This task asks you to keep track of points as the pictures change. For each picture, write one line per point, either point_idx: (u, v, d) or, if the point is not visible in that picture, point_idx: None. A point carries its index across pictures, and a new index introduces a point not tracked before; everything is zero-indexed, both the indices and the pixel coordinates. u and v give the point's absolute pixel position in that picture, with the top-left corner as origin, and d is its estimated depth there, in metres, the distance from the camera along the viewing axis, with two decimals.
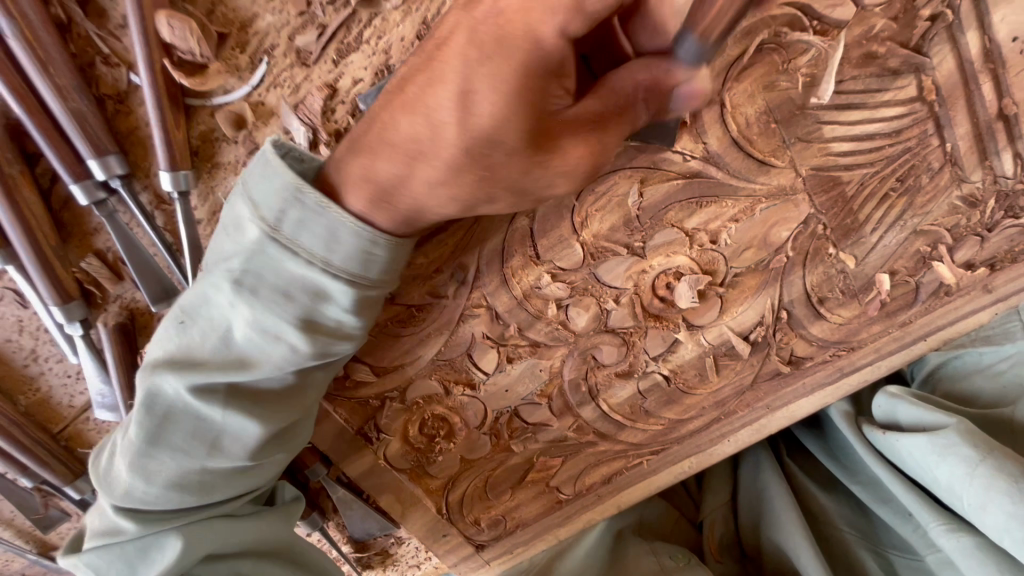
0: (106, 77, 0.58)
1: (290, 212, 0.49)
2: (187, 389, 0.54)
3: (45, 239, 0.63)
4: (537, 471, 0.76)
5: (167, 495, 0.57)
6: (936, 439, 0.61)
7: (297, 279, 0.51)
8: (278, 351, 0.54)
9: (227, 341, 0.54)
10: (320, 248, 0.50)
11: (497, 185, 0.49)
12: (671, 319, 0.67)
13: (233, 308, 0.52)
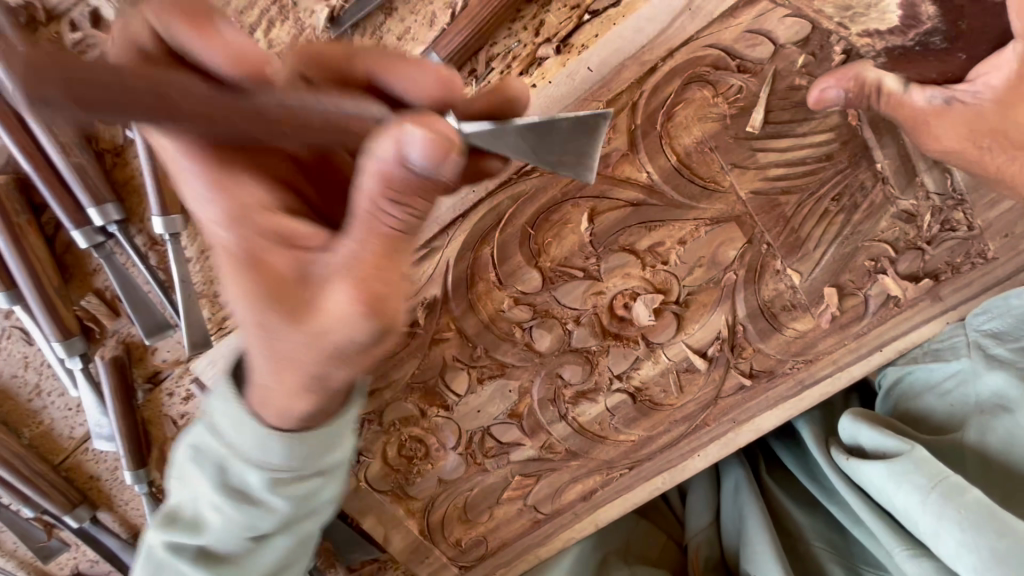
0: (105, 134, 0.65)
1: (239, 420, 0.48)
2: (164, 548, 0.56)
3: (49, 281, 0.68)
4: (514, 489, 0.79)
5: None
6: (892, 468, 0.63)
7: (234, 476, 0.51)
8: (247, 510, 0.52)
9: (202, 491, 0.53)
10: (245, 445, 0.48)
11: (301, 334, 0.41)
12: (631, 337, 0.70)
13: (203, 459, 0.52)
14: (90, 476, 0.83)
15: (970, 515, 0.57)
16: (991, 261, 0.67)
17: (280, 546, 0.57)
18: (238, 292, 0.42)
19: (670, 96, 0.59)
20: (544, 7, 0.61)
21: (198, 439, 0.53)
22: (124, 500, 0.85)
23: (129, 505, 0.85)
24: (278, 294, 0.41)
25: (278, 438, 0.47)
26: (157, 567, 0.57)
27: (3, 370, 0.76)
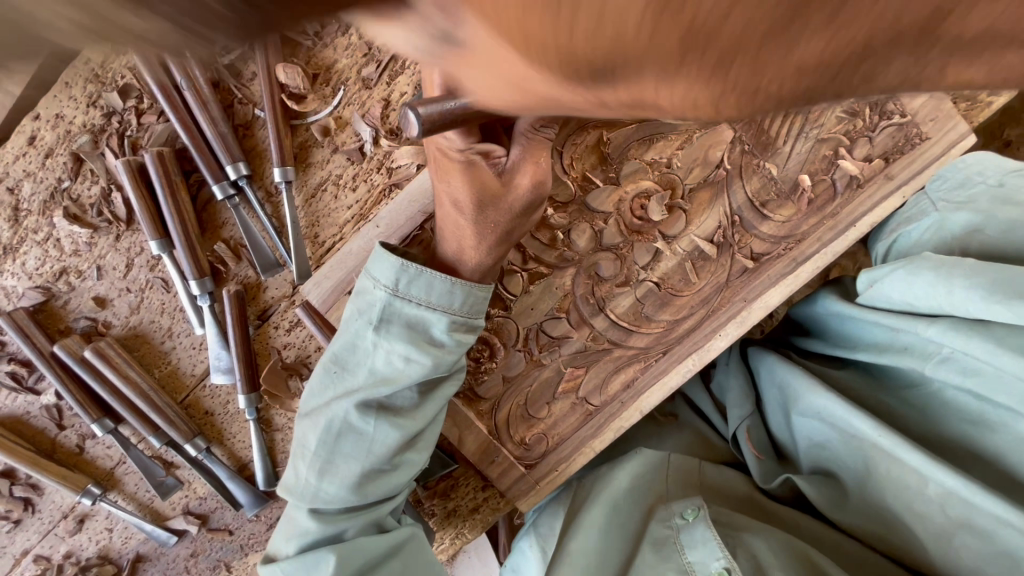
0: (240, 112, 0.88)
1: (435, 286, 0.76)
2: (351, 411, 0.77)
3: (192, 229, 0.89)
4: (567, 382, 0.92)
5: (342, 494, 0.79)
6: (908, 267, 0.79)
7: (413, 328, 0.77)
8: (430, 357, 0.77)
9: (392, 349, 0.76)
10: (423, 300, 0.76)
11: (499, 214, 0.73)
12: (650, 232, 0.87)
13: (395, 324, 0.76)
14: (207, 410, 0.98)
15: (974, 271, 0.71)
16: (926, 140, 0.85)
17: (439, 398, 0.82)
18: (459, 185, 0.70)
19: None
20: None
21: (388, 308, 0.76)
22: (234, 432, 0.99)
23: (238, 436, 1.00)
24: (489, 186, 0.70)
25: (461, 295, 0.77)
26: (342, 429, 0.78)
27: (144, 316, 0.95)
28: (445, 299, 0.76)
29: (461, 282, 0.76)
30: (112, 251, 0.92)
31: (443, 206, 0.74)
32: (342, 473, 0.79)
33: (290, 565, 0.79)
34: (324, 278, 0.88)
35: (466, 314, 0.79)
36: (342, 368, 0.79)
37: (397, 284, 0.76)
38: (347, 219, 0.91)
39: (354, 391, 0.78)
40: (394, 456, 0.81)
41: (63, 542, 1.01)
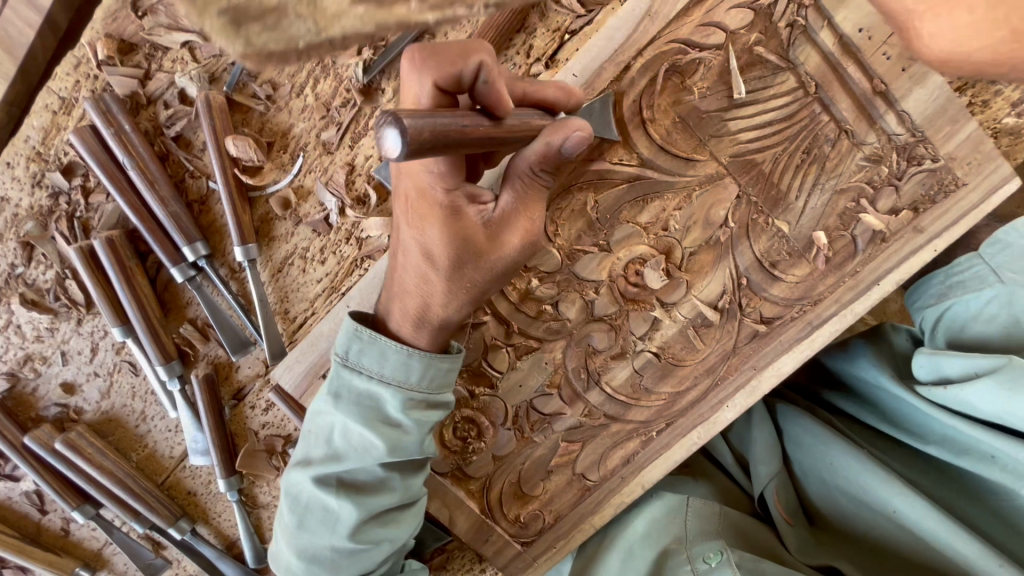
0: (194, 187, 0.81)
1: (386, 357, 0.68)
2: (310, 481, 0.71)
3: (154, 314, 0.83)
4: (561, 457, 0.86)
5: (310, 568, 0.73)
6: (1000, 379, 0.68)
7: (363, 398, 0.70)
8: (385, 439, 0.69)
9: (346, 424, 0.70)
10: (373, 370, 0.69)
11: (486, 283, 0.66)
12: (646, 300, 0.79)
13: (346, 394, 0.69)
14: (189, 491, 0.94)
15: None
16: (963, 187, 0.74)
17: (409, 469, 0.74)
18: (437, 236, 0.61)
19: (645, 85, 0.71)
20: (530, 33, 0.74)
21: (339, 378, 0.69)
22: (218, 511, 0.96)
23: (223, 515, 0.96)
24: (470, 239, 0.61)
25: (416, 367, 0.69)
26: (306, 500, 0.72)
27: (115, 400, 0.90)
28: (395, 373, 0.69)
29: (415, 355, 0.68)
30: (75, 335, 0.87)
31: (408, 257, 0.65)
32: (308, 547, 0.72)
33: None
34: (295, 362, 0.82)
35: (422, 389, 0.70)
36: (308, 443, 0.73)
37: (348, 353, 0.69)
38: (318, 293, 0.85)
39: (314, 458, 0.72)
40: (362, 540, 0.72)
41: None
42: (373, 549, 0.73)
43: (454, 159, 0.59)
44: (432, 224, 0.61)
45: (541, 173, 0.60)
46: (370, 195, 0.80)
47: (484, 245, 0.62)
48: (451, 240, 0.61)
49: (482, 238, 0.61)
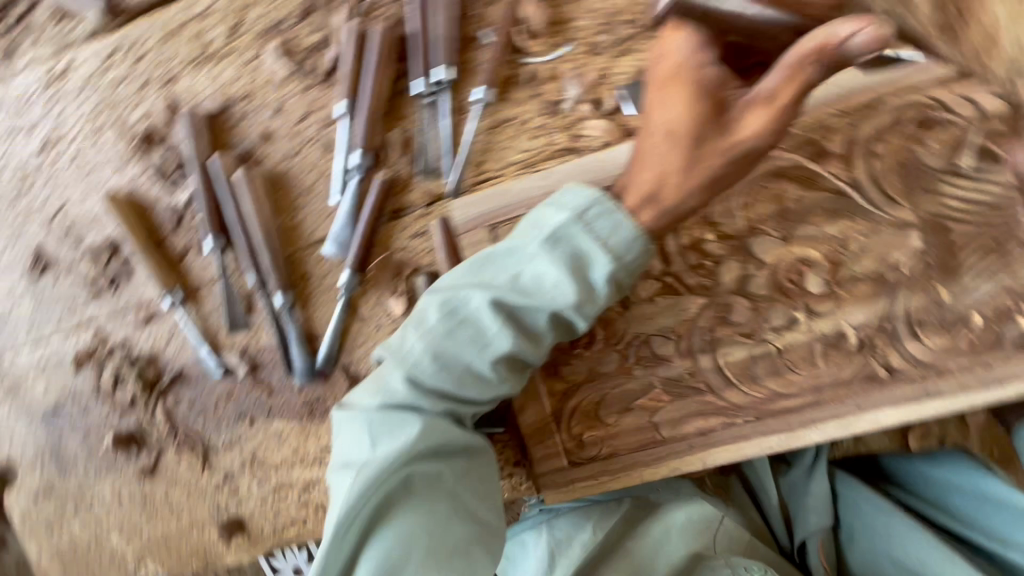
0: (470, 25, 0.91)
1: (619, 232, 0.73)
2: (482, 304, 0.76)
3: (379, 110, 0.92)
4: (648, 401, 0.90)
5: (438, 374, 0.77)
6: None
7: (575, 255, 0.74)
8: (577, 299, 0.74)
9: (547, 265, 0.74)
10: (599, 235, 0.73)
11: (719, 161, 0.73)
12: (795, 298, 0.85)
13: (563, 245, 0.74)
14: (305, 273, 1.01)
15: None
16: None
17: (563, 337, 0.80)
18: (679, 104, 0.72)
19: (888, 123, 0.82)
20: None
21: (565, 229, 0.73)
22: (317, 304, 1.01)
23: (320, 310, 1.01)
24: (701, 117, 0.71)
25: (635, 252, 0.74)
26: (465, 317, 0.76)
27: (293, 165, 0.98)
28: (618, 247, 0.73)
29: (641, 242, 0.74)
30: (296, 96, 0.96)
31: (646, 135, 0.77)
32: (444, 355, 0.77)
33: (370, 414, 0.76)
34: (473, 204, 0.92)
35: (626, 274, 0.76)
36: (488, 268, 0.78)
37: (585, 212, 0.74)
38: (516, 161, 0.92)
39: (493, 286, 0.76)
40: (494, 370, 0.78)
41: (127, 330, 1.07)
42: (497, 383, 0.78)
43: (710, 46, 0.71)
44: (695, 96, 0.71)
45: (810, 63, 0.65)
46: (607, 103, 0.88)
47: (723, 117, 0.71)
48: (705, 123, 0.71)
49: (721, 113, 0.71)
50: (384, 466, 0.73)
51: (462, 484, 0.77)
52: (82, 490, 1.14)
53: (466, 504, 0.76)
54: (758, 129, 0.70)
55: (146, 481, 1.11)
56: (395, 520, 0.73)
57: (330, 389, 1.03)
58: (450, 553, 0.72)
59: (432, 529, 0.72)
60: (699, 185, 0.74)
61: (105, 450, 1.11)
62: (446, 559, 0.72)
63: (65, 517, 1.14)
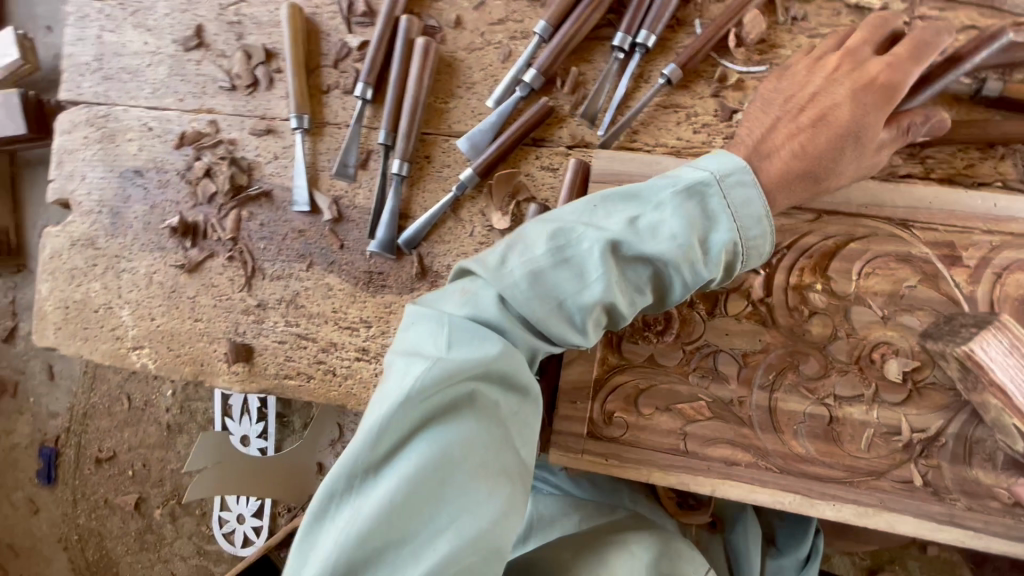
0: (686, 13, 0.97)
1: (750, 206, 0.77)
2: (599, 244, 0.74)
3: (572, 44, 0.96)
4: (689, 409, 0.91)
5: (533, 302, 0.74)
6: None
7: (705, 216, 0.76)
8: (694, 258, 0.75)
9: (676, 219, 0.75)
10: (733, 205, 0.77)
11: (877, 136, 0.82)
12: (868, 377, 0.87)
13: (694, 202, 0.76)
14: (431, 155, 1.04)
15: None
16: None
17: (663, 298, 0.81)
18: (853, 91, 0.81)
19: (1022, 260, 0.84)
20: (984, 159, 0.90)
21: (702, 188, 0.76)
22: (426, 187, 1.04)
23: (425, 195, 1.04)
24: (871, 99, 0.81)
25: (760, 231, 0.78)
26: (576, 254, 0.75)
27: (469, 59, 1.03)
28: (744, 221, 0.77)
29: (767, 224, 0.77)
30: (504, 3, 1.02)
31: (815, 106, 0.82)
32: (545, 285, 0.75)
33: (454, 324, 0.74)
34: (616, 160, 0.93)
35: (745, 250, 0.78)
36: (608, 214, 0.78)
37: (725, 177, 0.77)
38: (669, 145, 0.96)
39: (613, 231, 0.75)
40: (588, 313, 0.76)
41: (242, 132, 1.10)
42: (584, 325, 0.77)
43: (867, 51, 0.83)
44: (858, 75, 0.80)
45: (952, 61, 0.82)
46: None
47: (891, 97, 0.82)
48: (863, 106, 0.80)
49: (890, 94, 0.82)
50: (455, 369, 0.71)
51: (522, 406, 0.76)
52: (120, 256, 1.14)
53: (521, 433, 0.76)
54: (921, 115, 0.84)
55: (183, 275, 1.12)
56: (451, 428, 0.71)
57: (396, 269, 1.04)
58: (501, 467, 0.73)
59: (486, 444, 0.72)
60: (860, 159, 0.82)
61: (161, 229, 1.12)
62: (499, 472, 0.72)
63: (92, 272, 1.15)
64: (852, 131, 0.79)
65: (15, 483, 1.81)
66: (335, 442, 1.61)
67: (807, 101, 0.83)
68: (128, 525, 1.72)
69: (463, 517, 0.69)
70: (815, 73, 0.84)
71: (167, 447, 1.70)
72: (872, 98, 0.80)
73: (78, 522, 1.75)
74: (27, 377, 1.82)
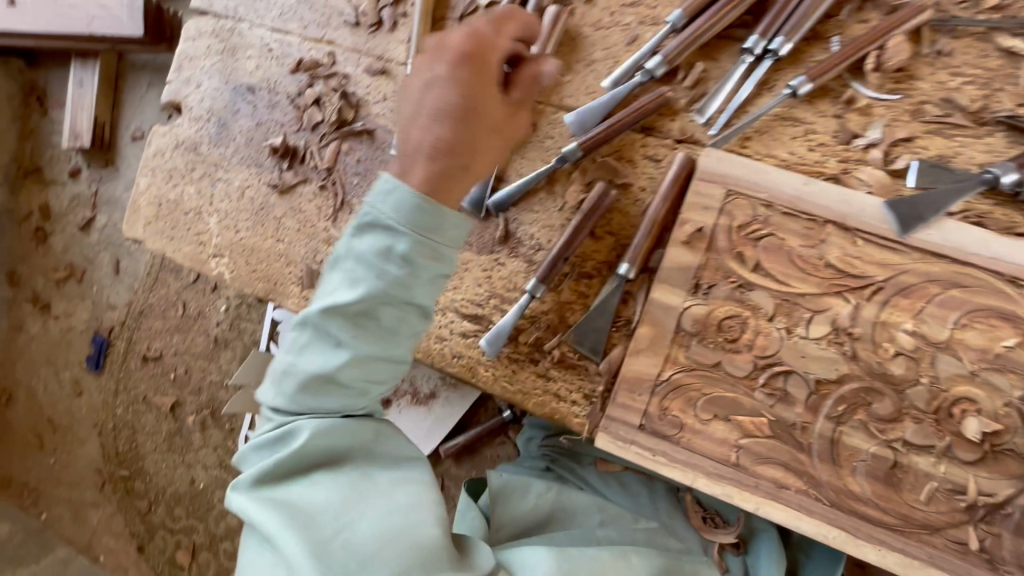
0: (827, 28, 0.95)
1: (405, 203, 0.81)
2: (314, 319, 0.83)
3: (704, 38, 0.95)
4: (748, 423, 0.90)
5: (297, 396, 0.84)
6: None
7: (391, 255, 0.81)
8: (400, 271, 0.81)
9: (366, 250, 0.82)
10: (417, 224, 0.81)
11: (481, 137, 0.87)
12: (943, 430, 0.84)
13: (380, 229, 0.82)
14: (537, 124, 1.05)
15: None
16: None
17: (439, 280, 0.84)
18: (451, 92, 0.85)
19: None
20: None
21: (375, 220, 0.82)
22: (526, 155, 1.05)
23: (523, 163, 1.05)
24: (483, 111, 0.86)
25: (449, 221, 0.82)
26: (309, 343, 0.84)
27: (594, 37, 1.03)
28: (417, 220, 0.80)
29: (430, 203, 0.81)
30: None
31: (454, 149, 0.85)
32: (314, 367, 0.82)
33: (258, 443, 0.85)
34: (726, 161, 0.92)
35: (419, 229, 0.81)
36: (313, 331, 0.84)
37: (381, 188, 0.83)
38: (780, 158, 0.95)
39: (331, 304, 0.81)
40: (382, 330, 0.83)
41: (357, 68, 1.12)
42: (375, 363, 0.83)
43: (466, 69, 0.87)
44: (476, 61, 0.86)
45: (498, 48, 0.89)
46: (896, 163, 0.91)
47: (478, 126, 0.87)
48: (467, 89, 0.85)
49: (476, 122, 0.87)
50: (267, 483, 0.82)
51: (366, 431, 0.85)
52: (218, 165, 1.19)
53: (366, 485, 0.81)
54: (485, 164, 0.88)
55: (274, 195, 1.15)
56: (291, 500, 0.80)
57: (481, 229, 1.06)
58: (370, 478, 0.82)
59: (332, 498, 0.80)
60: (479, 145, 0.87)
61: (262, 147, 1.16)
62: (366, 477, 0.82)
63: (190, 176, 1.20)
64: (467, 122, 0.85)
65: (65, 363, 1.91)
66: None
67: (459, 106, 0.86)
68: (161, 425, 1.80)
69: (353, 513, 0.78)
70: (441, 69, 0.87)
71: (211, 359, 1.77)
72: (473, 70, 0.86)
73: (115, 412, 1.84)
74: (94, 267, 1.91)
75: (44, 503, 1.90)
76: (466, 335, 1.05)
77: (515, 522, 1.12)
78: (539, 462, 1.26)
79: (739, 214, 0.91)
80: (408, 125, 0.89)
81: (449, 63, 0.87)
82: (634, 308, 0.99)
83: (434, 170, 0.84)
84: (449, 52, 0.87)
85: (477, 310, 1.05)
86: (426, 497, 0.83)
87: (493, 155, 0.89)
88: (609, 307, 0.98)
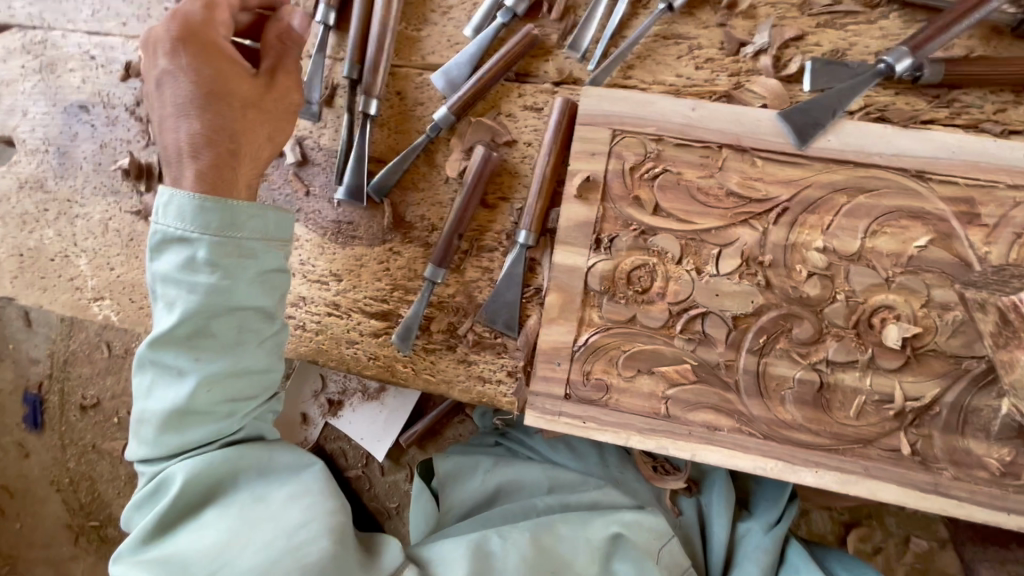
0: None
1: (187, 209, 0.74)
2: (146, 353, 0.76)
3: None
4: (672, 372, 0.86)
5: (159, 440, 0.77)
6: None
7: (192, 261, 0.73)
8: (210, 279, 0.73)
9: (169, 276, 0.74)
10: (209, 225, 0.74)
11: (250, 111, 0.82)
12: (866, 343, 0.81)
13: (175, 242, 0.74)
14: (404, 91, 0.94)
15: None
16: None
17: (276, 278, 0.80)
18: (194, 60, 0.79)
19: None
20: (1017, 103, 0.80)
21: (166, 241, 0.75)
22: (399, 128, 0.94)
23: (397, 137, 0.95)
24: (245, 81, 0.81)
25: (247, 209, 0.76)
26: (151, 384, 0.77)
27: None
28: (211, 223, 0.74)
29: (213, 200, 0.74)
30: None
31: (220, 128, 0.79)
32: (162, 406, 0.76)
33: (137, 503, 0.78)
34: (607, 99, 0.83)
35: (222, 231, 0.74)
36: (154, 367, 0.76)
37: (161, 209, 0.75)
38: (667, 83, 0.87)
39: (154, 339, 0.75)
40: (217, 348, 0.76)
41: None
42: (229, 379, 0.77)
43: (200, 36, 0.80)
44: (208, 40, 0.80)
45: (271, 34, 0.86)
46: (788, 68, 0.84)
47: (238, 106, 0.81)
48: (214, 62, 0.80)
49: (238, 100, 0.81)
50: (159, 536, 0.76)
51: (251, 453, 0.79)
52: (72, 200, 1.06)
53: (255, 513, 0.75)
54: (258, 144, 0.83)
55: (140, 222, 1.04)
56: (177, 552, 0.73)
57: (367, 219, 0.97)
58: (256, 505, 0.76)
59: (216, 542, 0.73)
60: (255, 133, 0.83)
61: (114, 171, 1.04)
62: (251, 502, 0.77)
63: (44, 218, 1.08)
64: (231, 102, 0.80)
65: (3, 427, 1.82)
66: (318, 393, 1.54)
67: (215, 78, 0.80)
68: (117, 469, 1.74)
69: (242, 543, 0.72)
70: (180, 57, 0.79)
71: None
72: (198, 43, 0.80)
73: (68, 466, 1.77)
74: (4, 324, 1.78)
75: (22, 568, 1.85)
76: (377, 334, 0.98)
77: (464, 501, 1.13)
78: (488, 437, 1.21)
79: (630, 155, 0.84)
80: (160, 131, 0.81)
81: (176, 27, 0.79)
82: (542, 274, 0.92)
83: (203, 165, 0.77)
84: (162, 43, 0.79)
85: (382, 306, 0.97)
86: (315, 507, 0.77)
87: (270, 133, 0.85)
88: (514, 278, 0.91)
